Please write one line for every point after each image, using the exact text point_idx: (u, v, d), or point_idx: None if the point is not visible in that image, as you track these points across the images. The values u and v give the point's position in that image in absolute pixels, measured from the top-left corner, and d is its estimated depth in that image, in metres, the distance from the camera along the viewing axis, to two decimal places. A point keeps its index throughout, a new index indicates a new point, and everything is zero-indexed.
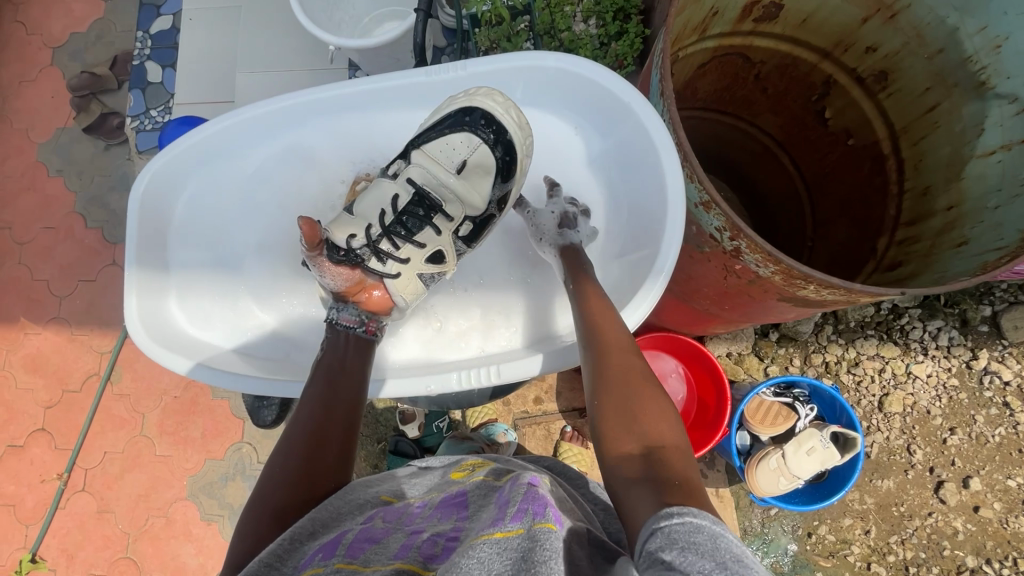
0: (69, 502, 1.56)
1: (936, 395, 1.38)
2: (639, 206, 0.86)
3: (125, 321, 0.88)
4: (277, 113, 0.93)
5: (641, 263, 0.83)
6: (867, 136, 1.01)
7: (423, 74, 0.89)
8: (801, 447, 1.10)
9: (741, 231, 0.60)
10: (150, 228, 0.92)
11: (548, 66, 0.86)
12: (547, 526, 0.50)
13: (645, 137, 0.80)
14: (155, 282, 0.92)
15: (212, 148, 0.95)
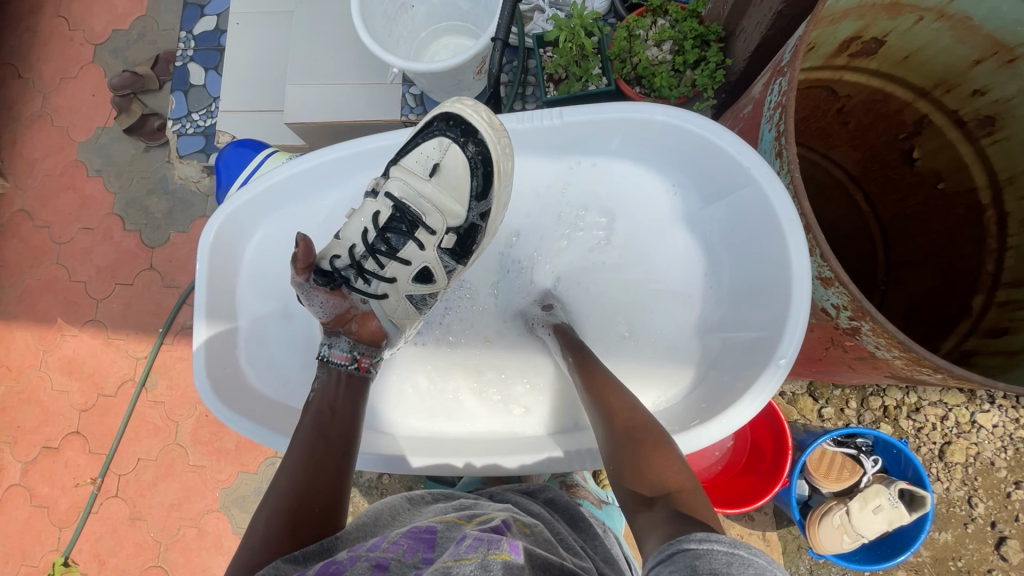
0: (102, 507, 1.55)
1: (1002, 446, 1.30)
2: (747, 272, 0.81)
3: (194, 377, 0.83)
4: (354, 157, 0.88)
5: (754, 344, 0.77)
6: (963, 182, 0.94)
7: (515, 120, 0.84)
8: (867, 504, 1.06)
9: (868, 314, 0.54)
10: (221, 276, 0.88)
11: (657, 120, 0.80)
12: (502, 556, 0.54)
13: (761, 205, 0.73)
14: (225, 333, 0.88)
15: (286, 193, 0.90)
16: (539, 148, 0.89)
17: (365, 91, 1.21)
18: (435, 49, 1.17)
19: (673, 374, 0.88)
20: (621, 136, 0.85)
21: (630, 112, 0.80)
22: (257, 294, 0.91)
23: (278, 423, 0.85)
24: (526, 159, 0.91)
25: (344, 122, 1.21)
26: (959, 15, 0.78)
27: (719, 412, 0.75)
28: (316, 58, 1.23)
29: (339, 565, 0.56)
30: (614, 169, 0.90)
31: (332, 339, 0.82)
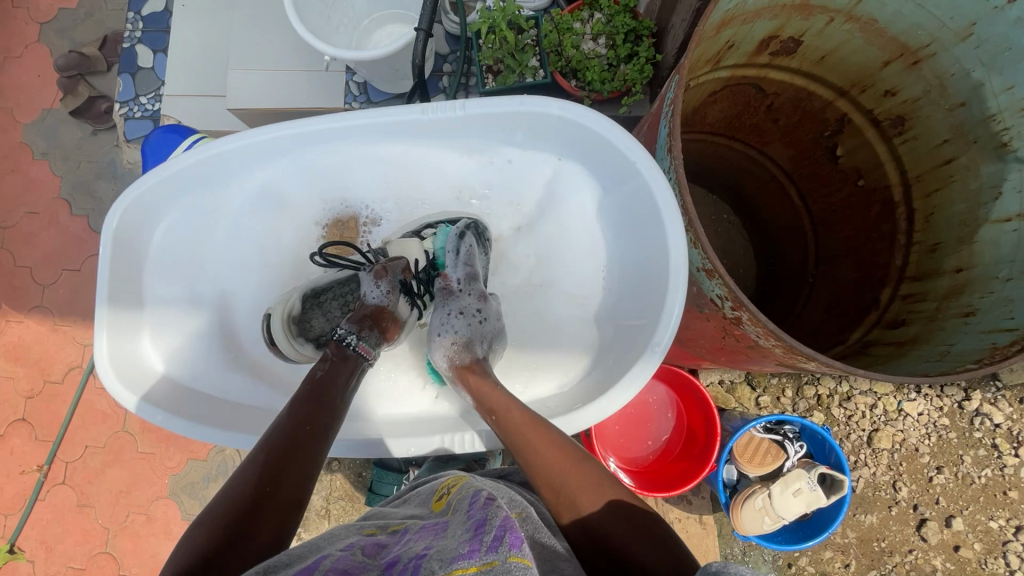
0: (48, 495, 1.54)
1: (926, 433, 1.37)
2: (640, 264, 0.84)
3: (96, 363, 0.84)
4: (260, 145, 0.88)
5: (637, 332, 0.81)
6: (879, 179, 0.97)
7: (419, 110, 0.84)
8: (788, 488, 1.11)
9: (743, 304, 0.57)
10: (126, 263, 0.87)
11: (553, 114, 0.83)
12: (522, 561, 0.47)
13: (650, 201, 0.77)
14: (129, 320, 0.88)
15: (193, 179, 0.89)
16: (451, 139, 0.91)
17: (308, 78, 1.20)
18: (379, 38, 1.16)
19: (567, 363, 0.90)
20: (526, 129, 0.88)
21: (529, 105, 0.82)
22: (164, 281, 0.92)
23: (185, 409, 0.87)
24: (446, 149, 0.93)
25: (288, 108, 1.20)
26: (866, 18, 0.83)
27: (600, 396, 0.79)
28: (258, 43, 1.22)
29: (354, 565, 0.53)
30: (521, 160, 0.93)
31: (366, 329, 0.84)
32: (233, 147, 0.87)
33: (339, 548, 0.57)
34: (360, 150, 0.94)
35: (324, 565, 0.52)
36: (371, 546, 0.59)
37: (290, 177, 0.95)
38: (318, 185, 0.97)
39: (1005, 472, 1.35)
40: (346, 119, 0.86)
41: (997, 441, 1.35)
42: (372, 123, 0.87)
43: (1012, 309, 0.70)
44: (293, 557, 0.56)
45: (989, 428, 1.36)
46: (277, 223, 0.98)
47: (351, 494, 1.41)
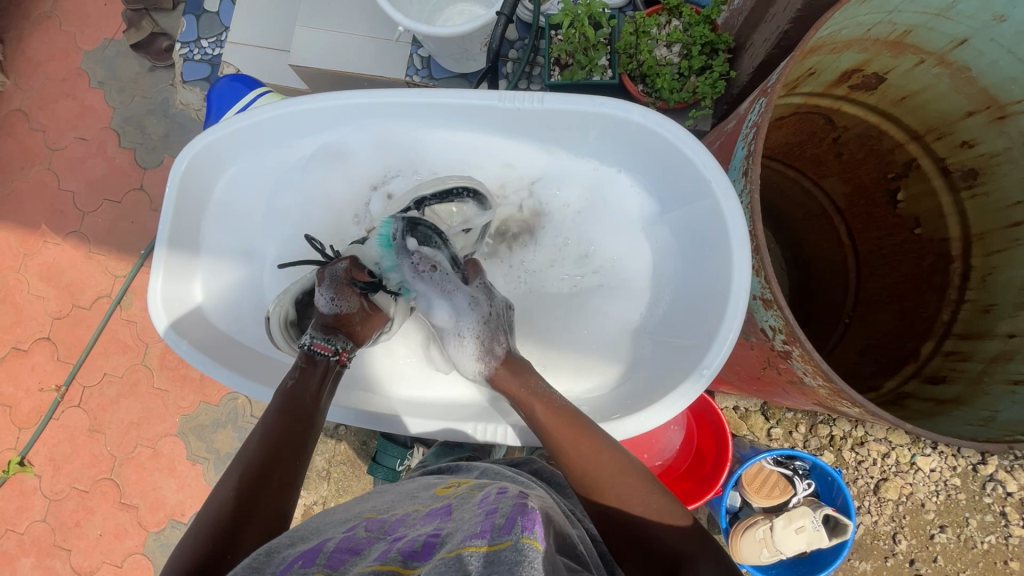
0: (63, 415, 1.58)
1: (935, 490, 1.35)
2: (695, 280, 0.84)
3: (149, 299, 0.87)
4: (327, 110, 0.88)
5: (683, 350, 0.82)
6: (937, 231, 0.95)
7: (496, 98, 0.84)
8: (790, 523, 1.10)
9: (798, 340, 0.57)
10: (187, 207, 0.89)
11: (633, 120, 0.82)
12: (533, 543, 0.48)
13: (719, 224, 0.76)
14: (184, 263, 0.90)
15: (259, 134, 0.90)
16: (518, 128, 0.90)
17: (374, 45, 1.20)
18: (449, 14, 1.15)
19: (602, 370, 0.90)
20: (598, 131, 0.87)
21: (608, 107, 0.82)
22: (220, 229, 0.93)
23: (222, 356, 0.90)
24: (512, 136, 0.92)
25: (348, 72, 1.20)
26: (958, 64, 0.80)
27: (639, 408, 0.80)
28: (328, 3, 1.22)
29: (357, 541, 0.62)
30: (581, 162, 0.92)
31: (333, 334, 0.83)
32: (302, 108, 0.87)
33: (342, 530, 0.65)
34: (428, 128, 0.92)
35: (328, 548, 0.59)
36: (374, 524, 0.67)
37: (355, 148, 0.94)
38: (373, 152, 0.94)
39: (1009, 541, 1.33)
40: (421, 95, 0.86)
41: (1006, 510, 1.33)
42: (446, 103, 0.86)
43: None
44: (294, 539, 0.62)
45: (1000, 495, 1.34)
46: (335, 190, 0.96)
47: (353, 460, 1.44)
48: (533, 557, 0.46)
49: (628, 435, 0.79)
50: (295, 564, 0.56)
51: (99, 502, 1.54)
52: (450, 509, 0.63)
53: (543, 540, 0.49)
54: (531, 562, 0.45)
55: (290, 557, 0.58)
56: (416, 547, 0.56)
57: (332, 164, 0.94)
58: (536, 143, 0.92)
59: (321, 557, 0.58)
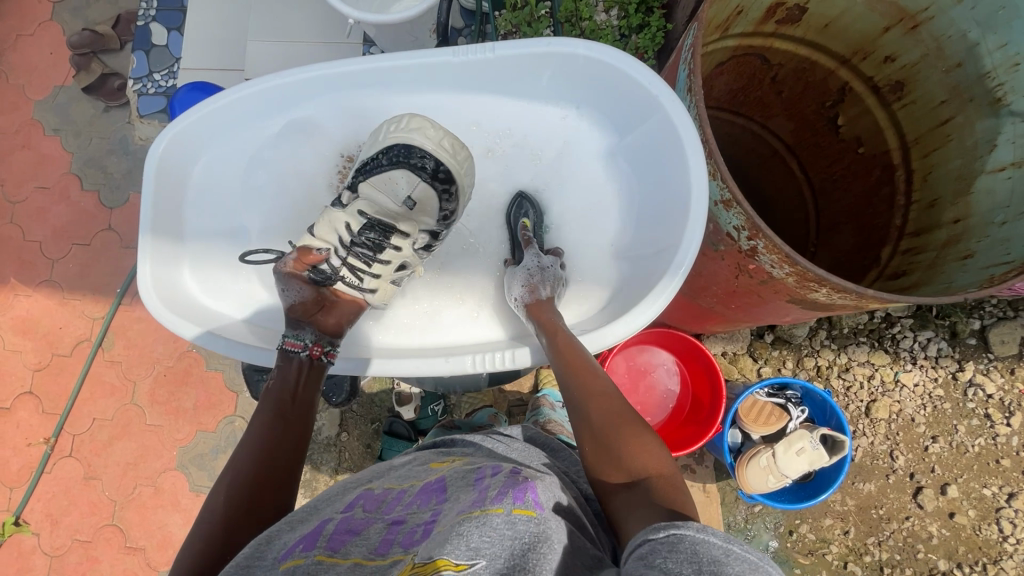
0: (55, 467, 1.54)
1: (921, 403, 1.41)
2: (659, 194, 0.89)
3: (138, 286, 0.90)
4: (292, 86, 0.91)
5: (657, 258, 0.86)
6: (879, 146, 1.02)
7: (450, 53, 0.88)
8: (791, 447, 1.13)
9: (761, 231, 0.61)
10: (166, 194, 0.92)
11: (579, 54, 0.87)
12: (525, 512, 0.55)
13: (671, 133, 0.82)
14: (169, 249, 0.94)
15: (229, 118, 0.94)
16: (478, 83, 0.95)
17: (327, 50, 1.24)
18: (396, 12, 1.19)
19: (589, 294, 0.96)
20: (552, 70, 0.92)
21: (555, 45, 0.87)
22: (201, 210, 0.97)
23: (221, 330, 0.93)
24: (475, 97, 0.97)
25: None
26: None
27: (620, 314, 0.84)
28: (277, 17, 1.25)
29: (357, 524, 0.66)
30: (545, 113, 0.99)
31: (299, 329, 0.90)
32: (269, 85, 0.90)
33: (340, 512, 0.69)
34: (393, 94, 0.96)
35: (328, 529, 0.65)
36: (372, 502, 0.71)
37: (330, 121, 0.98)
38: (342, 125, 0.99)
39: (998, 441, 1.39)
40: (380, 59, 0.89)
41: (989, 411, 1.40)
42: (404, 66, 0.90)
43: (1007, 249, 0.77)
44: (294, 522, 0.68)
45: (981, 398, 1.41)
46: (317, 163, 1.01)
47: (361, 464, 1.44)
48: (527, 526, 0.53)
49: (618, 339, 0.83)
50: (296, 548, 0.61)
51: (105, 550, 1.49)
52: (444, 487, 0.69)
53: (532, 506, 0.57)
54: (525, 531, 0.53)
55: (292, 541, 0.63)
56: (416, 533, 0.62)
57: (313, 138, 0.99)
58: (500, 99, 0.98)
59: (323, 539, 0.63)
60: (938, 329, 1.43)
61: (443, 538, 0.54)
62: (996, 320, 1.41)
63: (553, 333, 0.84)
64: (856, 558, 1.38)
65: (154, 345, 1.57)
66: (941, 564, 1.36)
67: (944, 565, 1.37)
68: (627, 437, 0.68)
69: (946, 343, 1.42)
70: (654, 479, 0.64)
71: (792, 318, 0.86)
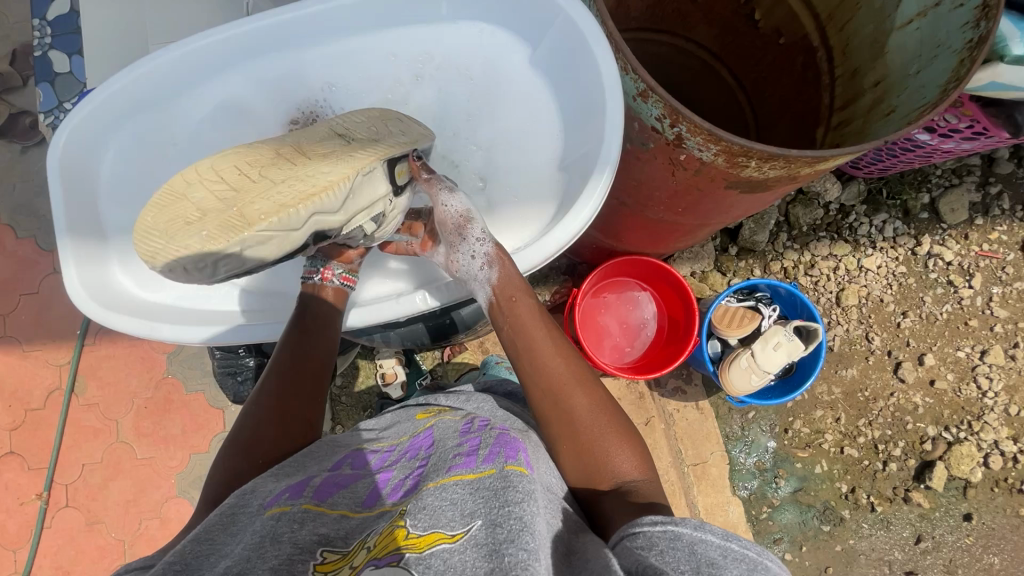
0: (55, 520, 1.51)
1: (887, 283, 1.45)
2: (576, 92, 0.87)
3: (70, 292, 0.88)
4: (192, 57, 0.89)
5: (587, 160, 0.84)
6: (797, 32, 1.04)
7: None
8: (768, 343, 1.15)
9: (680, 113, 0.61)
10: (78, 192, 0.89)
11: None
12: (518, 470, 0.61)
13: (573, 28, 0.84)
14: (94, 250, 0.91)
15: (133, 101, 0.89)
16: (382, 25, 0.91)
17: None
18: None
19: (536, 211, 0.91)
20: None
21: None
22: (121, 205, 0.93)
23: (166, 318, 0.92)
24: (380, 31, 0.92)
25: None
26: None
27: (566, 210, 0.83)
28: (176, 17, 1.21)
29: (342, 480, 0.69)
30: (452, 35, 0.93)
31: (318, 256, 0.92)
32: (164, 60, 0.87)
33: (328, 467, 0.72)
34: (303, 47, 0.92)
35: (314, 483, 0.67)
36: (360, 459, 0.74)
37: (238, 86, 0.92)
38: (257, 90, 0.93)
39: (964, 304, 1.44)
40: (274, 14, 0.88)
41: (951, 278, 1.45)
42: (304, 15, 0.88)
43: (923, 94, 0.81)
44: (280, 475, 0.70)
45: (942, 267, 1.45)
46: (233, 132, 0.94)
47: None
48: (518, 483, 0.59)
49: (560, 244, 0.83)
50: (283, 497, 0.63)
51: None
52: (432, 439, 0.73)
53: (525, 466, 0.63)
54: (518, 488, 0.58)
55: (279, 489, 0.66)
56: (401, 485, 0.66)
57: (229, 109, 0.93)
58: (399, 29, 0.92)
59: (310, 490, 0.66)
60: (891, 209, 1.46)
61: (436, 495, 0.59)
62: (944, 189, 1.45)
63: (512, 310, 0.83)
64: (850, 442, 1.43)
65: (128, 379, 1.53)
66: (930, 430, 1.42)
67: (933, 430, 1.42)
68: (603, 440, 0.72)
69: (900, 222, 1.45)
70: (639, 484, 0.69)
71: (739, 211, 0.88)
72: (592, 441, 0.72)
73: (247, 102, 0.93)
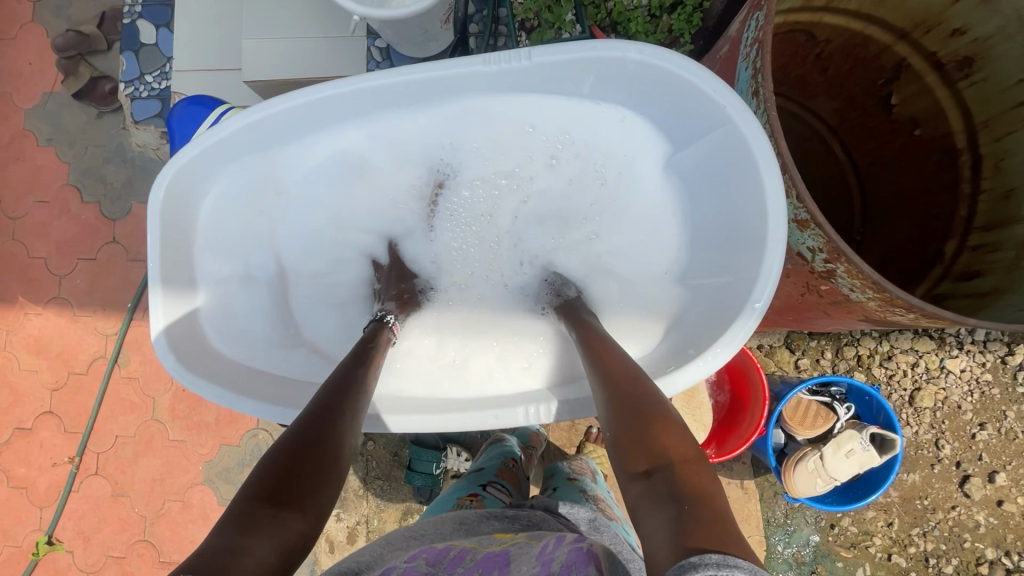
0: (83, 486, 1.53)
1: (968, 390, 1.35)
2: (730, 214, 0.85)
3: (153, 337, 0.87)
4: (312, 105, 0.87)
5: (730, 291, 0.83)
6: (939, 128, 0.98)
7: (480, 62, 0.81)
8: (840, 450, 1.09)
9: (846, 255, 0.62)
10: (178, 229, 0.91)
11: (631, 58, 0.80)
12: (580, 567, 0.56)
13: (741, 146, 0.77)
14: (184, 295, 0.92)
15: (252, 140, 0.90)
16: (510, 91, 0.89)
17: (331, 46, 1.15)
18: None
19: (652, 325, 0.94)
20: (595, 78, 0.86)
21: (600, 48, 0.79)
22: (213, 257, 0.96)
23: (251, 387, 0.90)
24: (502, 101, 0.92)
25: (308, 78, 1.15)
26: None
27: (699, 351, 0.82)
28: (272, 10, 1.16)
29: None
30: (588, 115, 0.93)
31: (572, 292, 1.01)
32: (282, 108, 0.86)
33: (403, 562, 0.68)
34: (428, 109, 0.93)
35: None
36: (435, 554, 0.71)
37: (355, 139, 0.97)
38: (383, 150, 1.00)
39: None
40: (394, 75, 0.83)
41: None
42: (419, 79, 0.84)
43: None
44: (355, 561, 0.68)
45: None
46: (337, 183, 1.02)
47: (389, 474, 1.41)
48: None
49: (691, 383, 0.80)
50: None
51: (139, 565, 1.50)
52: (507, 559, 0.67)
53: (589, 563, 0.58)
54: None
55: None
56: None
57: (342, 158, 0.99)
58: (530, 105, 0.93)
59: None
60: None
61: None
62: None
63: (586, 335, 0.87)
64: (899, 550, 1.35)
65: None
66: (988, 552, 1.33)
67: (992, 553, 1.33)
68: (669, 430, 0.63)
69: None
70: (678, 464, 0.59)
71: None
72: (660, 438, 0.62)
73: (368, 158, 1.00)
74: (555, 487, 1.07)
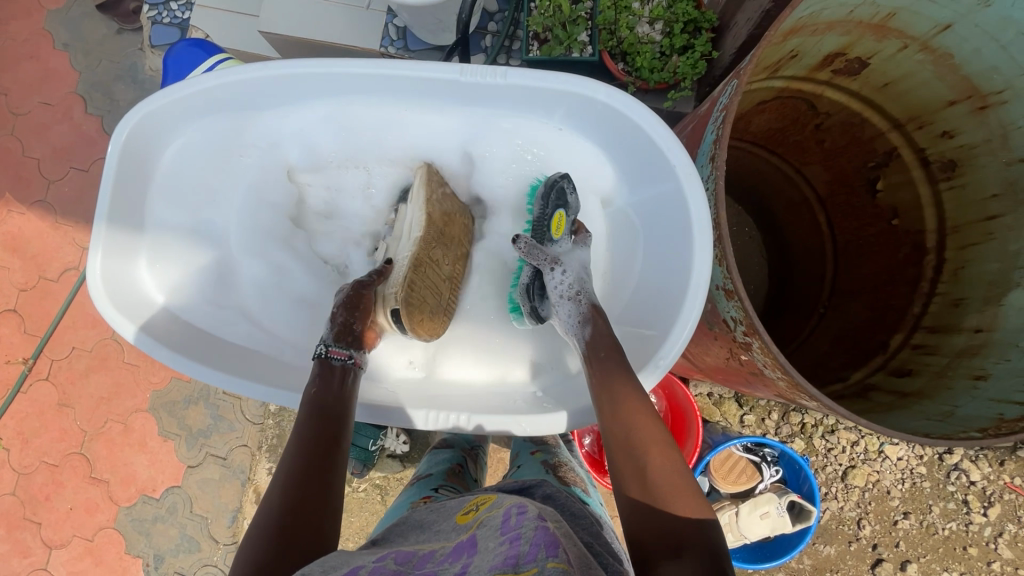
0: (31, 388, 1.56)
1: (901, 477, 1.37)
2: (660, 266, 0.89)
3: (88, 277, 0.91)
4: (287, 80, 0.91)
5: (642, 343, 0.87)
6: (915, 222, 0.99)
7: (457, 71, 0.87)
8: (756, 508, 1.14)
9: (759, 333, 0.63)
10: (133, 170, 0.93)
11: (600, 99, 0.87)
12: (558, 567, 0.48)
13: (682, 204, 0.83)
14: (126, 239, 0.94)
15: (223, 99, 0.94)
16: (480, 105, 0.94)
17: (348, 15, 1.16)
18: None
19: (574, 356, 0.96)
20: (566, 108, 0.91)
21: (573, 85, 0.86)
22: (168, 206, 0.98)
23: (173, 339, 0.94)
24: (473, 113, 0.96)
25: (321, 40, 1.15)
26: (941, 51, 0.83)
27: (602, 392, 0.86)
28: None
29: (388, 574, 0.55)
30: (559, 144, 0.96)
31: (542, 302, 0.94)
32: (256, 75, 0.90)
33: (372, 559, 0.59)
34: (401, 109, 0.97)
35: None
36: (404, 554, 0.60)
37: (317, 119, 0.99)
38: (336, 136, 1.01)
39: (969, 528, 1.36)
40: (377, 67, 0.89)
41: (968, 498, 1.36)
42: (396, 75, 0.89)
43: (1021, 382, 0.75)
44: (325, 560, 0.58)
45: (963, 484, 1.36)
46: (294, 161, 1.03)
47: None
48: None
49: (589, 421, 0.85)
50: None
51: (70, 476, 1.52)
52: (472, 540, 0.58)
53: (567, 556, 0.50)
54: None
55: None
56: None
57: (302, 138, 1.01)
58: (501, 122, 0.96)
59: None
60: None
61: None
62: None
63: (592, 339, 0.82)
64: None
65: None
66: None
67: None
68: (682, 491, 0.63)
69: None
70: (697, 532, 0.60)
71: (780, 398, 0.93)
72: (674, 501, 0.62)
73: (318, 141, 1.01)
74: (519, 464, 1.01)
